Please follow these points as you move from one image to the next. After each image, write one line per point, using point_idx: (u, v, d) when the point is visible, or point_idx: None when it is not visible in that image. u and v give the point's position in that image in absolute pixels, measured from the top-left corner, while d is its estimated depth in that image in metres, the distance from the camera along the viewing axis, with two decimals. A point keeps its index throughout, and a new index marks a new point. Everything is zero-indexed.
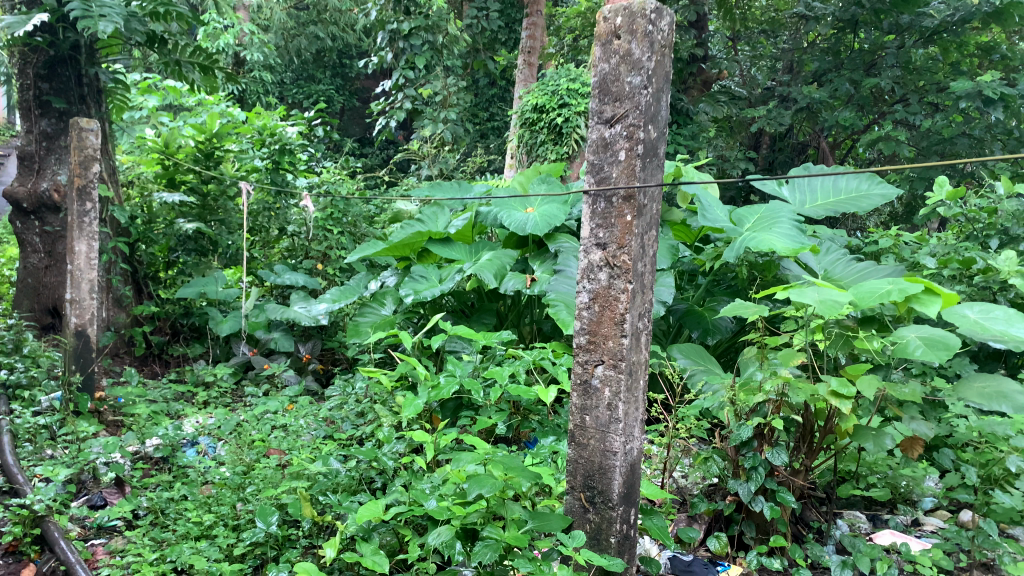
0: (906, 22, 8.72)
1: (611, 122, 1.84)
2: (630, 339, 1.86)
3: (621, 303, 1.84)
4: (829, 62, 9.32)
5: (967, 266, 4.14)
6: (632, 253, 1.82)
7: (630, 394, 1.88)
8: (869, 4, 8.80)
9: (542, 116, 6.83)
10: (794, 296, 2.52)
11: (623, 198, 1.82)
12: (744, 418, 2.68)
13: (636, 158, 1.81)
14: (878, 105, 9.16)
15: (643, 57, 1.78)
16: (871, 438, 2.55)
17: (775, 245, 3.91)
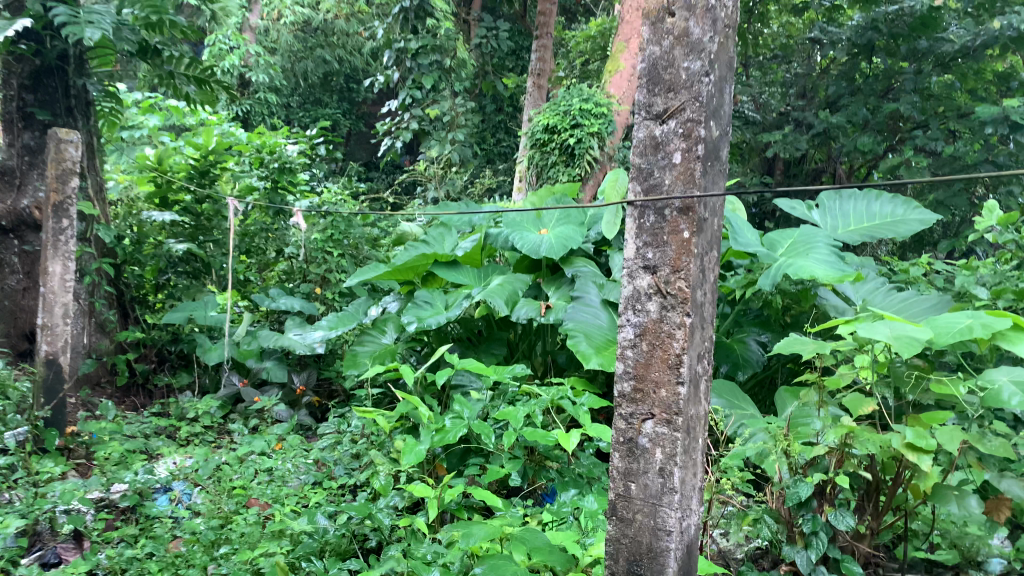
0: (923, 47, 7.86)
1: (662, 117, 1.58)
2: (687, 387, 1.57)
3: (676, 340, 1.56)
4: (845, 85, 8.57)
5: (1020, 298, 3.65)
6: (689, 280, 1.55)
7: (686, 456, 1.60)
8: (886, 25, 8.00)
9: (553, 137, 6.42)
10: (862, 331, 2.15)
11: (679, 211, 1.55)
12: (800, 473, 2.32)
13: (695, 162, 1.55)
14: (893, 134, 8.24)
15: (705, 37, 1.53)
16: (954, 499, 2.18)
17: (817, 273, 3.51)
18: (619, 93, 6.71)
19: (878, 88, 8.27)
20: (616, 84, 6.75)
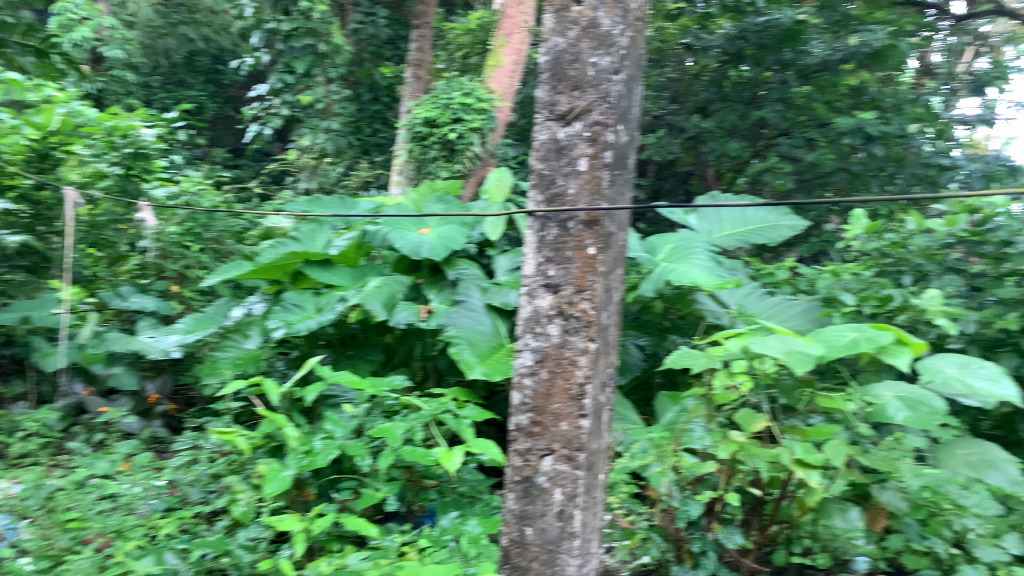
0: (785, 59, 5.99)
1: (568, 118, 1.85)
2: (589, 421, 1.83)
3: (579, 367, 1.82)
4: (713, 92, 6.50)
5: (884, 303, 3.21)
6: (592, 304, 1.82)
7: (584, 495, 1.85)
8: (755, 38, 6.09)
9: (433, 131, 6.13)
10: (755, 347, 2.13)
11: (585, 224, 1.82)
12: (688, 490, 2.27)
13: (599, 171, 1.83)
14: (755, 140, 6.36)
15: (613, 35, 1.81)
16: (837, 512, 2.19)
17: (699, 278, 3.28)
18: (501, 88, 6.57)
19: (745, 99, 6.34)
20: (499, 79, 6.59)
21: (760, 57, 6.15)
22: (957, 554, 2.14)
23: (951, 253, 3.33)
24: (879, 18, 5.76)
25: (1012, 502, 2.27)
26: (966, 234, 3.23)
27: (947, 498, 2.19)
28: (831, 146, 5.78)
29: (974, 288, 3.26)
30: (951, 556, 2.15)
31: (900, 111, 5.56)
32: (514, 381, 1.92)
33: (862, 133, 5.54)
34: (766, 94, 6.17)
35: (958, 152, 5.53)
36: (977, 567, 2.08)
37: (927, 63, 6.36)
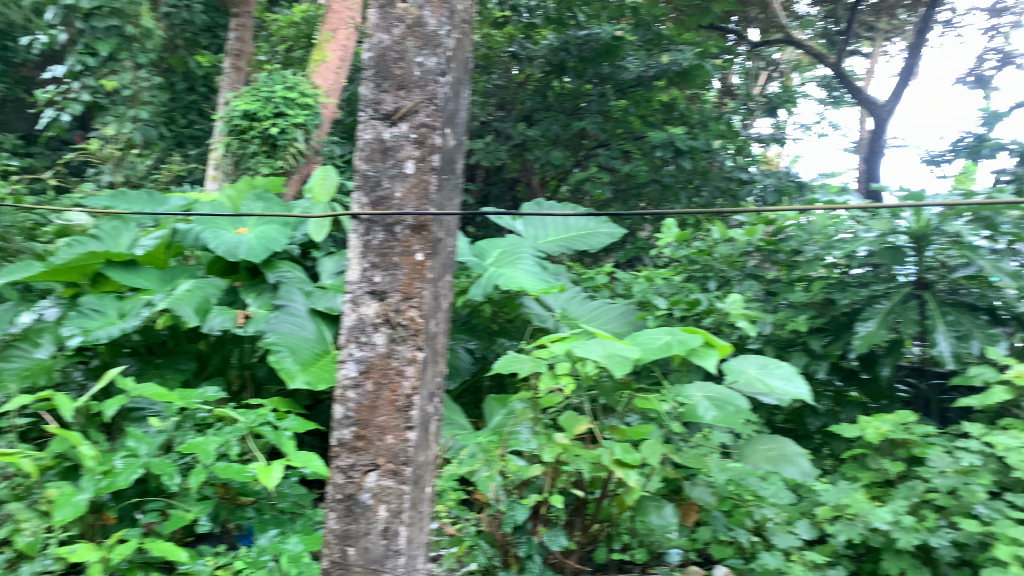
0: (605, 73, 6.22)
1: (393, 118, 1.82)
2: (416, 432, 1.80)
3: (406, 378, 1.79)
4: (537, 101, 6.45)
5: (692, 307, 3.37)
6: (419, 311, 1.79)
7: (411, 510, 1.81)
8: (576, 50, 6.13)
9: (253, 125, 5.82)
10: (576, 350, 2.15)
11: (411, 229, 1.79)
12: (514, 494, 2.25)
13: (425, 175, 1.81)
14: (575, 150, 6.46)
15: (438, 36, 1.81)
16: (653, 509, 2.22)
17: (526, 282, 3.20)
18: (326, 84, 6.37)
19: (567, 109, 6.40)
20: (323, 75, 6.38)
21: (581, 69, 6.23)
22: (757, 542, 2.33)
23: (749, 260, 3.62)
24: (687, 39, 6.20)
25: (801, 490, 2.54)
26: (763, 243, 3.51)
27: (748, 490, 2.41)
28: (646, 159, 6.01)
29: (769, 293, 3.54)
30: (752, 544, 2.33)
31: (705, 129, 6.00)
32: (336, 393, 1.85)
33: (672, 146, 5.80)
34: (585, 106, 6.26)
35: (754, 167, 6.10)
36: (774, 554, 2.25)
37: (727, 84, 6.97)
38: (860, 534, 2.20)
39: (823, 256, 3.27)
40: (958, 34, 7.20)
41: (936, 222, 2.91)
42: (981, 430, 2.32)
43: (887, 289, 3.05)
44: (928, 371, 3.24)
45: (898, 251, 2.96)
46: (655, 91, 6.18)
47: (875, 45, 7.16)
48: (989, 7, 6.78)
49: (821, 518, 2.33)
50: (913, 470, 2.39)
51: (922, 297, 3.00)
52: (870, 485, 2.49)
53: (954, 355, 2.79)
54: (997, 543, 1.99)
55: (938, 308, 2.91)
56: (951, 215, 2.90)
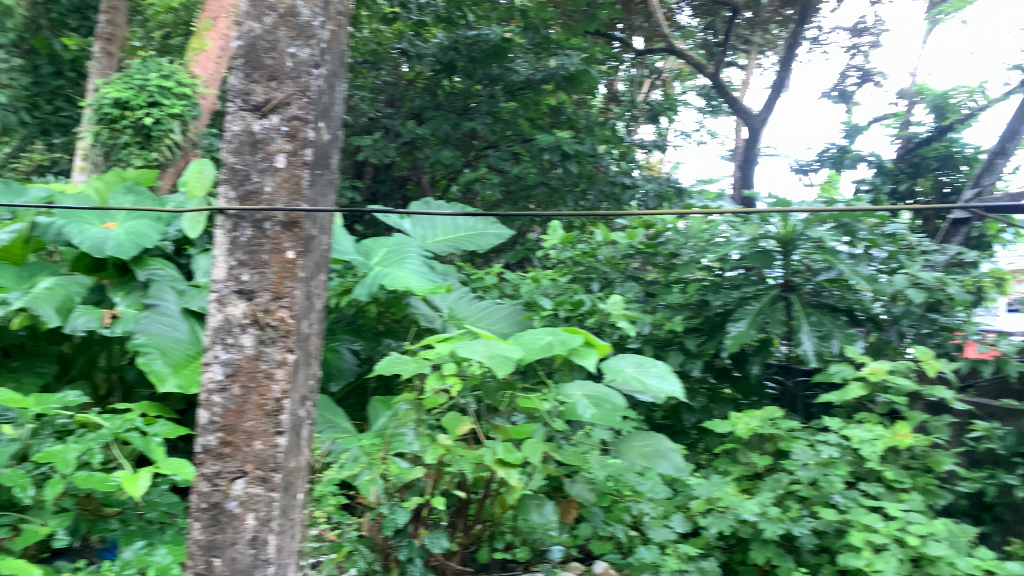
0: (494, 75, 6.20)
1: (263, 110, 1.77)
2: (287, 437, 1.75)
3: (275, 381, 1.74)
4: (427, 100, 6.38)
5: (576, 307, 3.39)
6: (290, 312, 1.75)
7: (282, 517, 1.76)
8: (465, 50, 6.08)
9: (124, 113, 5.50)
10: (459, 351, 2.12)
11: (282, 226, 1.75)
12: (397, 498, 2.21)
13: (297, 170, 1.78)
14: (465, 150, 6.41)
15: (311, 27, 1.78)
16: (534, 507, 2.26)
17: (412, 282, 2.97)
18: (205, 74, 6.12)
19: (457, 109, 6.36)
20: (202, 64, 6.11)
21: (471, 70, 6.20)
22: (634, 536, 2.39)
23: (631, 263, 3.72)
24: (574, 44, 6.31)
25: (676, 485, 2.63)
26: (643, 246, 3.62)
27: (627, 486, 2.45)
28: (533, 161, 6.00)
29: (649, 294, 3.65)
30: (630, 539, 2.39)
31: (591, 134, 6.13)
32: (200, 397, 1.76)
33: (559, 150, 5.82)
34: (475, 106, 6.24)
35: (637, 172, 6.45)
36: (650, 547, 2.31)
37: (613, 90, 7.15)
38: (730, 526, 2.30)
39: (699, 259, 3.40)
40: (823, 51, 7.68)
41: (801, 228, 3.06)
42: (839, 424, 2.46)
43: (757, 291, 3.20)
44: (795, 369, 3.42)
45: (767, 254, 3.11)
46: (543, 95, 6.24)
47: (750, 58, 7.52)
48: (852, 27, 7.25)
49: (695, 511, 2.42)
50: (779, 463, 2.52)
51: (788, 299, 3.16)
52: (740, 478, 2.60)
53: (816, 353, 2.95)
54: (852, 530, 2.12)
55: (802, 309, 3.08)
56: (814, 221, 3.06)
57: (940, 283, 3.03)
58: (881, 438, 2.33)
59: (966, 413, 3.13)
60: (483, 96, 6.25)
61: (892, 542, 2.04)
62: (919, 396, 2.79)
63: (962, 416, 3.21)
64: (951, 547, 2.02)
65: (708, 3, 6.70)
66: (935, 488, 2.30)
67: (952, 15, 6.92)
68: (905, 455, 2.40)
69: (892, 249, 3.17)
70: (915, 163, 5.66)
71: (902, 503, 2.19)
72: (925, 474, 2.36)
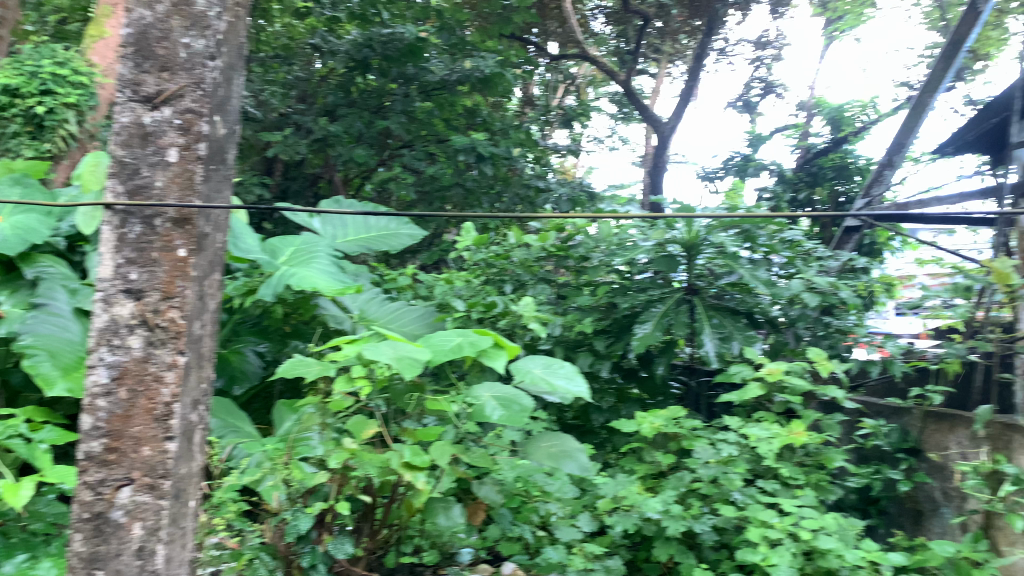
0: (409, 74, 6.12)
1: (154, 102, 1.73)
2: (177, 443, 1.70)
3: (165, 385, 1.68)
4: (340, 97, 6.22)
5: (489, 309, 3.39)
6: (182, 312, 1.70)
7: (171, 525, 1.70)
8: (380, 48, 6.01)
9: (13, 101, 5.18)
10: (365, 352, 2.07)
11: (174, 223, 1.71)
12: (301, 503, 2.16)
13: (189, 165, 1.75)
14: (379, 149, 6.31)
15: (206, 17, 1.76)
16: (441, 511, 2.20)
17: (320, 282, 2.90)
18: (103, 62, 5.83)
19: (371, 107, 6.24)
20: (100, 52, 5.83)
21: (386, 68, 6.10)
22: (542, 536, 2.41)
23: (543, 265, 3.75)
24: (489, 47, 6.33)
25: (584, 484, 2.66)
26: (554, 249, 3.66)
27: (535, 486, 2.46)
28: (448, 162, 5.94)
29: (560, 296, 3.69)
30: (537, 539, 2.41)
31: (506, 136, 6.15)
32: (83, 402, 1.68)
33: (474, 151, 5.80)
34: (390, 105, 6.15)
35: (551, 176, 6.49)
36: (557, 547, 2.33)
37: (528, 93, 7.21)
38: (635, 524, 2.34)
39: (608, 262, 3.46)
40: (730, 63, 7.95)
41: (704, 233, 3.16)
42: (738, 423, 2.54)
43: (662, 295, 3.28)
44: (698, 369, 3.53)
45: (672, 259, 3.19)
46: (459, 96, 6.20)
47: (660, 66, 7.74)
48: (756, 40, 7.53)
49: (601, 510, 2.46)
50: (681, 461, 2.59)
51: (692, 302, 3.24)
52: (645, 476, 2.65)
53: (717, 354, 3.05)
54: (750, 526, 2.19)
55: (705, 312, 3.17)
56: (715, 226, 3.17)
57: (833, 288, 3.19)
58: (778, 436, 2.41)
59: (856, 412, 3.30)
60: (396, 94, 6.18)
61: (787, 537, 2.13)
62: (813, 396, 2.92)
63: (851, 414, 3.38)
64: (840, 540, 2.12)
65: (620, 11, 6.82)
66: (825, 485, 2.44)
67: (847, 32, 7.27)
68: (799, 453, 2.53)
69: (790, 255, 3.33)
70: (813, 172, 5.92)
71: (795, 499, 2.30)
72: (817, 471, 2.48)
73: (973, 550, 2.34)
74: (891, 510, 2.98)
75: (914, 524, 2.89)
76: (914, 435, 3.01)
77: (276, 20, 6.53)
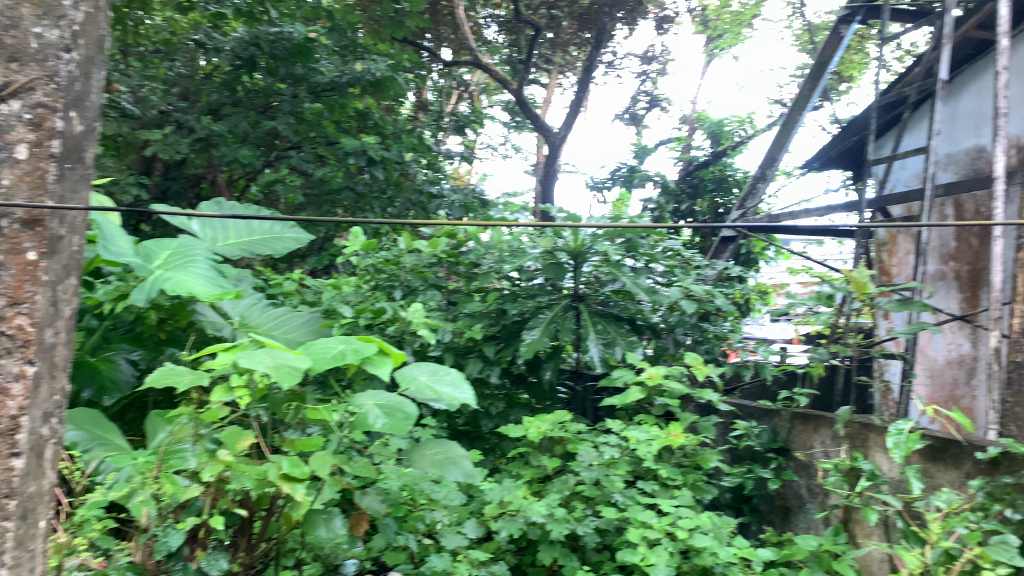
0: (298, 75, 5.96)
1: (2, 94, 1.63)
2: (24, 459, 1.61)
3: (11, 398, 1.59)
4: (224, 95, 5.95)
5: (377, 316, 3.33)
6: (31, 321, 1.62)
7: (18, 547, 1.60)
8: (267, 47, 5.79)
9: None
10: (241, 360, 1.99)
11: (23, 224, 1.62)
12: (171, 519, 2.05)
13: (41, 163, 1.66)
14: (266, 150, 6.12)
15: (62, 8, 1.70)
16: (322, 522, 2.14)
17: (197, 288, 2.77)
18: None
19: (257, 107, 6.01)
20: None
21: (273, 67, 5.89)
22: (428, 545, 2.39)
23: (434, 272, 3.71)
24: (381, 50, 6.27)
25: (471, 491, 2.66)
26: (445, 256, 3.64)
27: (421, 494, 2.46)
28: (339, 165, 5.82)
29: (450, 302, 3.68)
30: (422, 548, 2.39)
31: (398, 141, 6.09)
32: None
33: (365, 155, 5.65)
34: (277, 104, 5.96)
35: (443, 184, 6.42)
36: (442, 555, 2.32)
37: (421, 98, 7.18)
38: (520, 529, 2.36)
39: (498, 269, 3.48)
40: (618, 74, 8.19)
41: (589, 241, 3.23)
42: (620, 426, 2.60)
43: (550, 301, 3.33)
44: (584, 374, 3.62)
45: (560, 266, 3.27)
46: (349, 98, 6.08)
47: (551, 76, 7.90)
48: (643, 54, 7.79)
49: (487, 516, 2.47)
50: (566, 465, 2.63)
51: (578, 309, 3.31)
52: (531, 481, 2.68)
53: (601, 360, 3.11)
54: (630, 527, 2.25)
55: (590, 318, 3.23)
56: (600, 235, 3.25)
57: (709, 296, 3.34)
58: (656, 438, 2.49)
59: (731, 414, 3.45)
60: (284, 94, 6.01)
61: (664, 536, 2.20)
62: (691, 399, 3.03)
63: (726, 416, 3.53)
64: (714, 538, 2.20)
65: (512, 20, 6.91)
66: (702, 485, 2.54)
67: (726, 50, 7.64)
68: (678, 454, 2.62)
69: (670, 264, 3.46)
70: (694, 185, 6.19)
71: (673, 499, 2.38)
72: (694, 471, 2.59)
73: (833, 543, 2.49)
74: (762, 508, 3.14)
75: (783, 521, 3.05)
76: (783, 435, 3.16)
77: (157, 12, 6.23)
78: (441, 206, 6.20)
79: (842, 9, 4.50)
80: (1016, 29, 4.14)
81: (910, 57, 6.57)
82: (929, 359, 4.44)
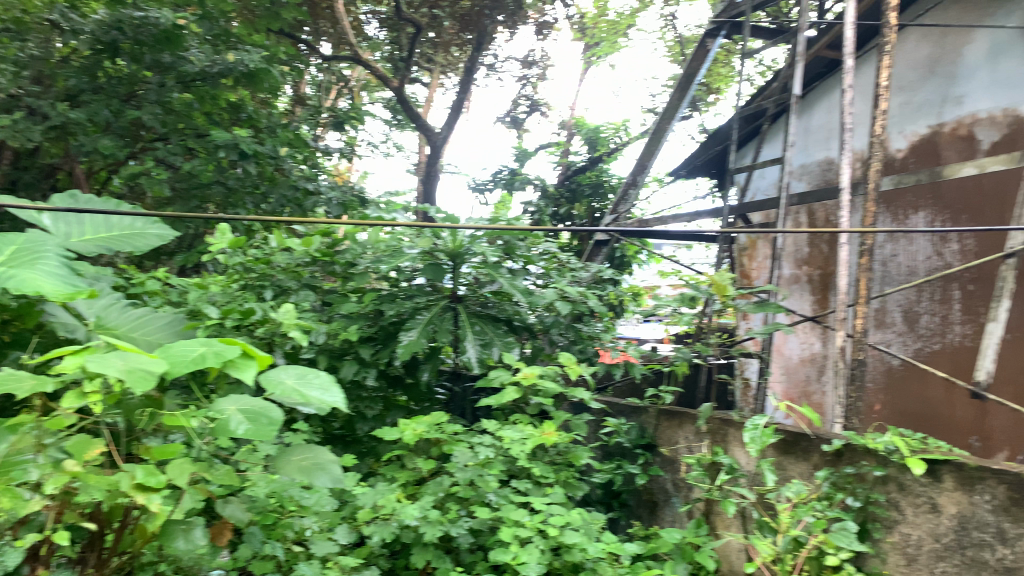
0: (165, 63, 5.67)
1: None
2: None
3: None
4: (83, 81, 5.52)
5: (246, 316, 3.21)
6: None
7: None
8: (132, 32, 5.39)
9: None
10: (90, 364, 1.85)
11: None
12: (9, 537, 1.85)
13: None
14: (130, 141, 5.79)
15: None
16: (179, 533, 2.03)
17: (46, 286, 2.53)
18: None
19: (120, 94, 5.63)
20: None
21: (138, 53, 5.52)
22: (296, 553, 2.32)
23: (308, 271, 3.62)
24: (256, 41, 6.06)
25: (342, 495, 2.62)
26: (319, 255, 3.56)
27: (290, 501, 2.39)
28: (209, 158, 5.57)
29: (325, 303, 3.61)
30: (291, 556, 2.32)
31: (273, 135, 5.91)
32: None
33: (236, 149, 5.42)
34: (142, 93, 5.64)
35: (320, 180, 6.27)
36: (311, 562, 2.26)
37: (299, 93, 6.99)
38: (393, 533, 2.33)
39: (375, 269, 3.44)
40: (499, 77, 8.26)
41: (467, 243, 3.22)
42: (494, 427, 2.63)
43: (427, 303, 3.31)
44: (462, 375, 3.66)
45: (438, 266, 3.23)
46: (221, 89, 5.83)
47: (433, 75, 7.87)
48: (523, 58, 7.89)
49: (359, 521, 2.43)
50: (440, 467, 2.63)
51: (456, 310, 3.31)
52: (405, 483, 2.66)
53: (478, 360, 3.11)
54: (502, 526, 2.27)
55: (467, 320, 3.24)
56: (478, 237, 3.26)
57: (583, 297, 3.42)
58: (530, 437, 2.53)
59: (602, 412, 3.55)
60: (150, 82, 5.69)
61: (536, 534, 2.23)
62: (564, 399, 3.10)
63: (599, 414, 3.63)
64: (584, 534, 2.25)
65: (393, 18, 6.83)
66: (573, 482, 2.60)
67: (603, 58, 7.86)
68: (551, 452, 2.67)
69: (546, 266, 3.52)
70: (572, 189, 6.33)
71: (545, 497, 2.42)
72: (566, 469, 2.65)
73: (696, 535, 2.60)
74: (631, 503, 3.25)
75: (650, 514, 3.17)
76: (651, 431, 3.29)
77: None
78: (319, 202, 6.05)
79: (709, 23, 4.69)
80: (861, 51, 4.48)
81: (770, 73, 6.98)
82: (784, 358, 4.72)
